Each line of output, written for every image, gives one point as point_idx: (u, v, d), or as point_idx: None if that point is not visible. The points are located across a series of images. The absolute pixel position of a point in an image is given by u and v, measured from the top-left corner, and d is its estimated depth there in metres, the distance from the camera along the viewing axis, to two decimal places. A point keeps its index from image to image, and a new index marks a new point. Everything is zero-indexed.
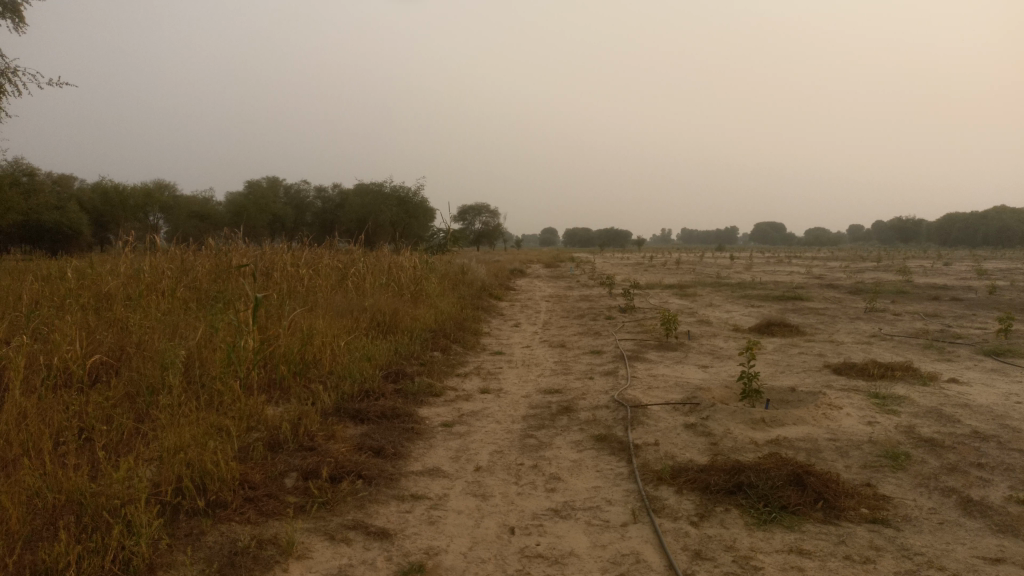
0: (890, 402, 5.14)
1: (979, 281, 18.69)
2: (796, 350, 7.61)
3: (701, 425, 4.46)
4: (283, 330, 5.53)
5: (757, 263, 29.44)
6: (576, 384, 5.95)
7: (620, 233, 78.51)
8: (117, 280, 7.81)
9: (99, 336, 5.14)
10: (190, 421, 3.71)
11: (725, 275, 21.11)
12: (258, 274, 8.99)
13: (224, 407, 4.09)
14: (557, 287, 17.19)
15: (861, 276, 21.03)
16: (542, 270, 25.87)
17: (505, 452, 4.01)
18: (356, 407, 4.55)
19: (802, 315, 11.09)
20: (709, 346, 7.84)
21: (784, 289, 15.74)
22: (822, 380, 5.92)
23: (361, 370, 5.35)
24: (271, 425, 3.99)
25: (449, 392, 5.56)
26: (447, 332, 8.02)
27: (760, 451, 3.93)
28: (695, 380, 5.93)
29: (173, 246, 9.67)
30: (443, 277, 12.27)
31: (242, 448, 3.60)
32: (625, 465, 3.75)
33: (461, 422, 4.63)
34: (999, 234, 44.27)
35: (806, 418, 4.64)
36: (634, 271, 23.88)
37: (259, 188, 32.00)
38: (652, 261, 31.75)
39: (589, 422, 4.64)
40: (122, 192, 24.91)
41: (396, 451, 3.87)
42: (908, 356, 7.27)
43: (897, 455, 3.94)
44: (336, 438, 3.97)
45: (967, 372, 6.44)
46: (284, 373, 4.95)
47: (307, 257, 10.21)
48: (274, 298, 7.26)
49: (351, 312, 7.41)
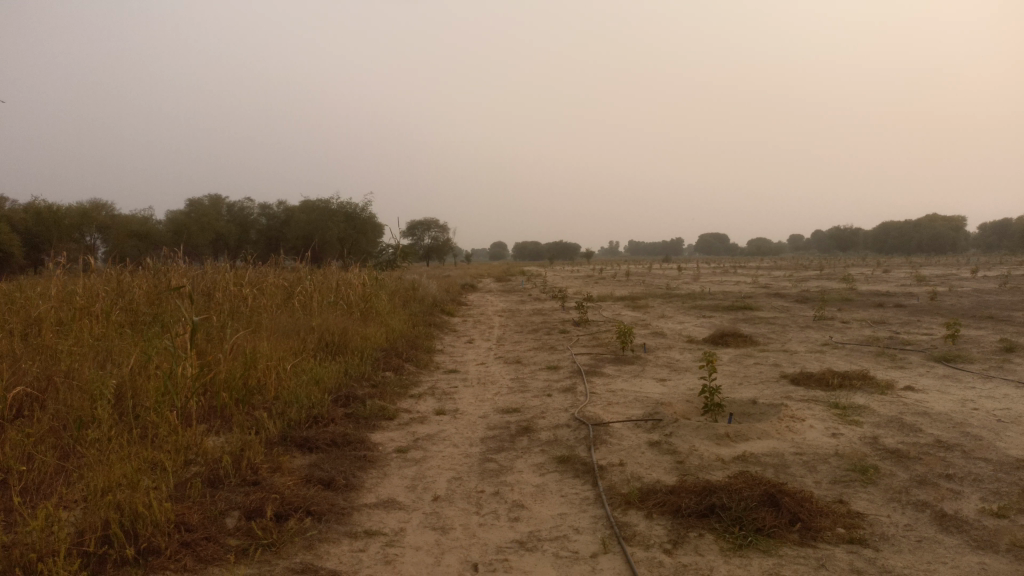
0: (851, 413, 5.08)
1: (918, 287, 19.14)
2: (752, 360, 7.58)
3: (666, 443, 4.32)
4: (224, 355, 5.23)
5: (704, 274, 29.73)
6: (534, 402, 5.76)
7: (568, 246, 78.93)
8: (47, 304, 7.37)
9: (23, 365, 4.78)
10: (120, 457, 3.42)
11: (672, 286, 21.29)
12: (199, 296, 8.61)
13: (158, 440, 3.79)
14: (510, 301, 17.05)
15: (806, 284, 21.44)
16: (493, 284, 25.71)
17: (464, 479, 3.80)
18: (304, 435, 4.29)
19: (753, 325, 11.12)
20: (665, 359, 7.75)
21: (734, 299, 15.86)
22: (782, 391, 5.86)
23: (309, 395, 5.08)
24: (211, 458, 3.71)
25: (403, 414, 5.31)
26: (399, 351, 7.77)
27: (728, 468, 3.80)
28: (654, 395, 5.81)
29: (108, 267, 9.21)
30: (393, 293, 12.00)
31: (178, 486, 3.33)
32: (590, 489, 3.58)
33: (416, 447, 4.40)
34: (932, 242, 45.82)
35: (770, 432, 4.55)
36: (585, 284, 23.93)
37: (201, 205, 31.18)
38: (601, 273, 31.87)
39: (550, 443, 4.46)
40: (56, 213, 23.95)
41: (348, 483, 3.62)
42: (862, 364, 7.28)
43: (866, 468, 3.85)
44: (283, 469, 3.72)
45: (921, 379, 6.46)
46: (225, 401, 4.66)
47: (251, 276, 9.84)
48: (216, 321, 6.92)
49: (298, 333, 7.10)
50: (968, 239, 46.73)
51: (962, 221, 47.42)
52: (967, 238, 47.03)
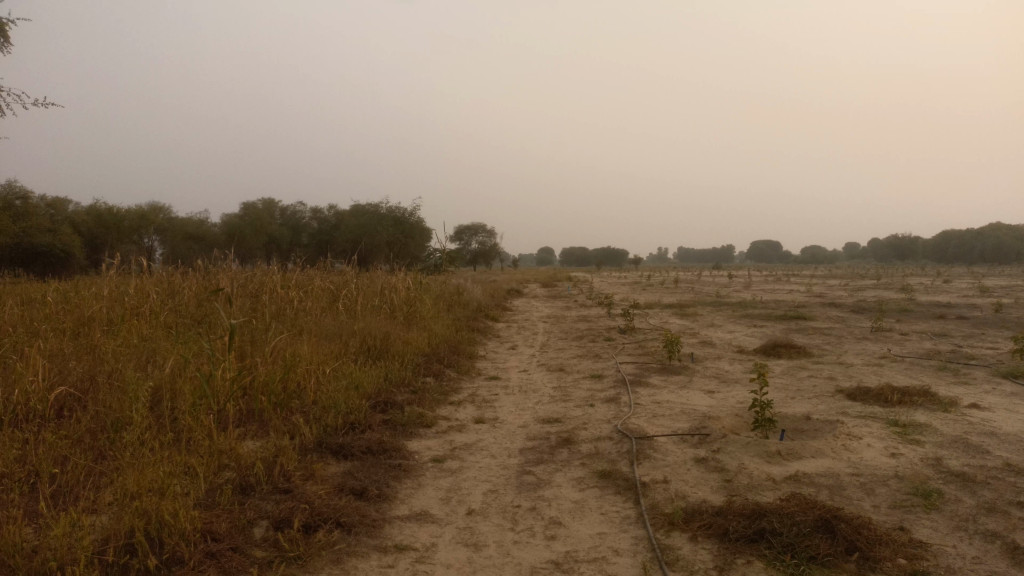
0: (912, 432, 4.79)
1: (982, 299, 18.34)
2: (805, 373, 7.29)
3: (713, 459, 4.12)
4: (264, 358, 5.22)
5: (755, 282, 29.10)
6: (576, 412, 5.60)
7: (617, 252, 78.36)
8: (99, 304, 7.49)
9: (69, 364, 4.83)
10: (153, 462, 3.39)
11: (722, 294, 20.88)
12: (247, 298, 8.68)
13: (193, 445, 3.76)
14: (555, 307, 16.89)
15: (862, 293, 20.80)
16: (539, 289, 25.57)
17: (500, 492, 3.67)
18: (339, 442, 4.21)
19: (807, 336, 10.75)
20: (714, 370, 7.51)
21: (786, 308, 15.42)
22: (837, 406, 5.59)
23: (347, 400, 5.02)
24: (244, 463, 3.66)
25: (441, 422, 5.21)
26: (441, 356, 7.68)
27: (779, 489, 3.60)
28: (701, 407, 5.60)
29: (160, 268, 9.35)
30: (438, 298, 11.95)
31: (208, 492, 3.27)
32: (632, 507, 3.41)
33: (453, 457, 4.29)
34: (995, 251, 44.18)
35: (824, 451, 4.31)
36: (632, 291, 23.62)
37: (254, 209, 31.75)
38: (649, 280, 31.46)
39: (591, 456, 4.31)
40: (116, 215, 24.62)
41: (381, 493, 3.52)
42: (923, 379, 6.93)
43: (929, 493, 3.60)
44: (316, 477, 3.64)
45: (987, 397, 6.10)
46: (264, 405, 4.62)
47: (298, 279, 9.90)
48: (260, 325, 6.94)
49: (340, 337, 7.08)
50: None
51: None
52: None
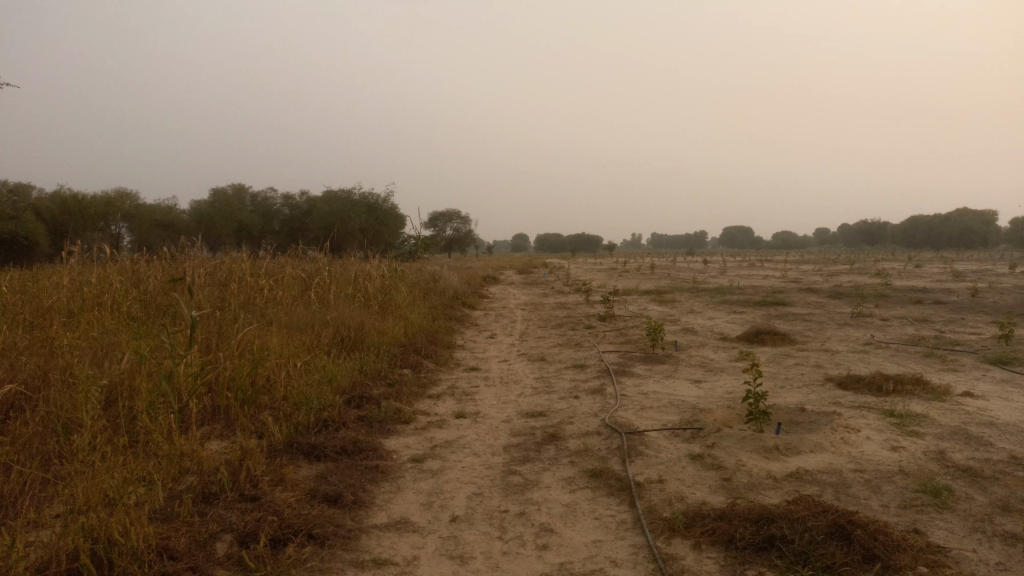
0: (910, 423, 4.62)
1: (955, 284, 18.36)
2: (792, 361, 7.12)
3: (709, 456, 3.91)
4: (230, 351, 4.92)
5: (730, 268, 29.12)
6: (561, 405, 5.36)
7: (591, 238, 78.37)
8: (59, 295, 7.11)
9: (20, 359, 4.51)
10: (106, 470, 3.10)
11: (700, 280, 20.81)
12: (215, 287, 8.33)
13: (151, 450, 3.46)
14: (534, 295, 16.65)
15: (836, 278, 20.88)
16: (515, 276, 25.36)
17: (485, 496, 3.42)
18: (311, 442, 3.92)
19: (789, 322, 10.62)
20: (699, 358, 7.31)
21: (765, 294, 15.31)
22: (829, 396, 5.41)
23: (320, 395, 4.73)
24: (207, 468, 3.37)
25: (420, 417, 4.94)
26: (418, 346, 7.41)
27: (782, 489, 3.39)
28: (691, 399, 5.38)
29: (123, 255, 8.95)
30: (413, 285, 11.65)
31: (164, 502, 2.99)
32: (628, 511, 3.19)
33: (433, 457, 4.03)
34: (962, 236, 44.81)
35: (824, 445, 4.12)
36: (609, 277, 23.48)
37: (224, 196, 31.11)
38: (626, 266, 31.35)
39: (580, 453, 4.07)
40: (82, 202, 23.88)
41: (357, 500, 3.26)
42: (913, 367, 6.78)
43: (938, 489, 3.41)
44: (287, 481, 3.36)
45: (978, 384, 5.97)
46: (230, 402, 4.33)
47: (269, 267, 9.55)
48: (228, 316, 6.62)
49: (312, 327, 6.77)
50: (1001, 235, 45.50)
51: (994, 214, 46.17)
52: (1000, 233, 45.80)
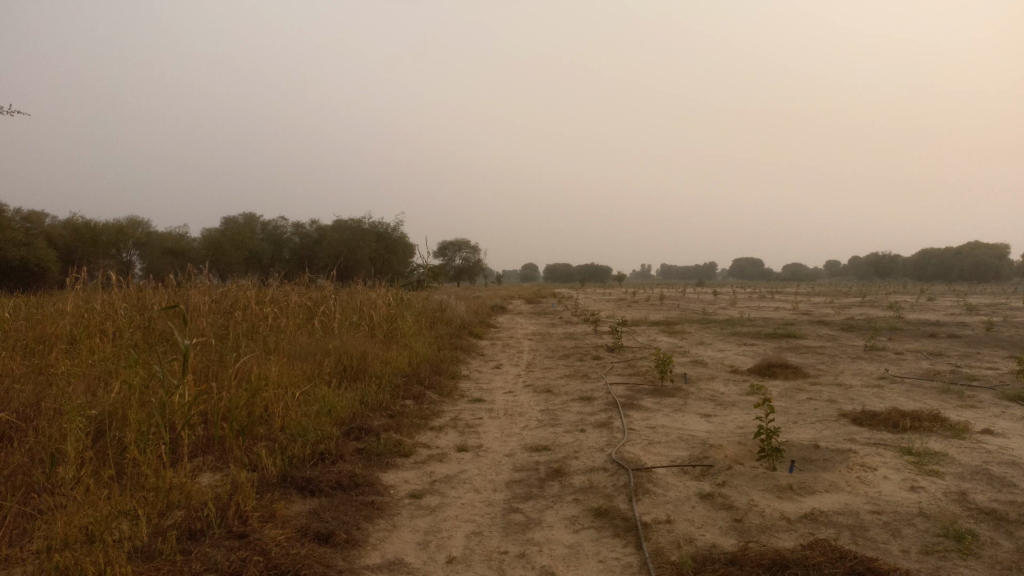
0: (929, 462, 4.44)
1: (969, 317, 18.06)
2: (805, 395, 6.94)
3: (720, 495, 3.75)
4: (227, 381, 4.80)
5: (740, 299, 28.92)
6: (566, 439, 5.21)
7: (600, 269, 78.29)
8: (61, 323, 7.02)
9: (13, 387, 4.41)
10: (87, 504, 2.98)
11: (710, 311, 20.61)
12: (219, 315, 8.24)
13: (138, 484, 3.34)
14: (542, 325, 16.51)
15: (849, 311, 20.65)
16: (523, 306, 25.27)
17: (485, 535, 3.27)
18: (306, 476, 3.79)
19: (801, 355, 10.42)
20: (708, 391, 7.13)
21: (776, 326, 15.09)
22: (844, 432, 5.23)
23: (318, 426, 4.60)
24: (195, 502, 3.24)
25: (421, 451, 4.80)
26: (422, 376, 7.28)
27: (796, 531, 3.23)
28: (700, 433, 5.22)
29: (128, 282, 8.88)
30: (419, 314, 11.54)
31: (147, 538, 2.85)
32: (633, 553, 3.03)
33: (432, 492, 3.88)
34: (974, 269, 44.45)
35: (839, 484, 3.96)
36: (618, 308, 23.33)
37: (235, 224, 31.24)
38: (635, 296, 31.19)
39: (585, 490, 3.91)
40: (94, 229, 24.02)
41: (350, 538, 3.11)
42: (929, 402, 6.58)
43: (962, 534, 3.23)
44: (277, 518, 3.22)
45: (999, 422, 5.76)
46: (225, 433, 4.21)
47: (274, 295, 9.46)
48: (229, 344, 6.52)
49: (314, 356, 6.65)
50: (1013, 268, 45.12)
51: (1006, 247, 45.79)
52: (1012, 266, 45.41)
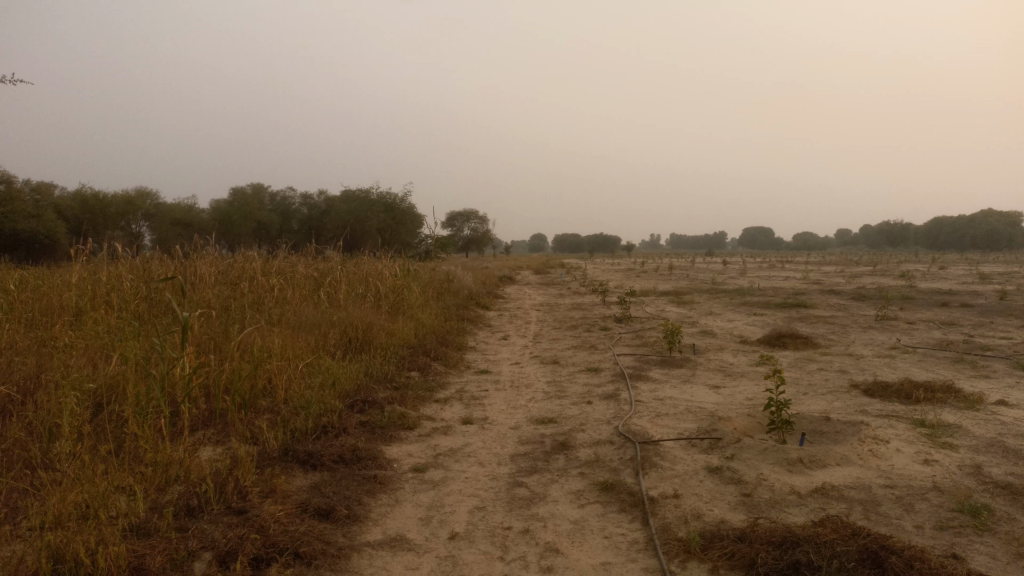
0: (942, 434, 4.35)
1: (982, 286, 17.89)
2: (815, 366, 6.84)
3: (729, 469, 3.67)
4: (229, 353, 4.74)
5: (750, 269, 28.73)
6: (572, 411, 5.14)
7: (609, 239, 77.99)
8: (67, 295, 6.98)
9: (14, 360, 4.37)
10: (82, 480, 2.93)
11: (719, 281, 20.48)
12: (225, 286, 8.18)
13: (137, 458, 3.29)
14: (550, 295, 16.43)
15: (859, 280, 20.48)
16: (531, 276, 25.22)
17: (488, 510, 3.21)
18: (308, 450, 3.73)
19: (811, 325, 10.31)
20: (717, 362, 7.05)
21: (786, 296, 14.97)
22: (855, 404, 5.14)
23: (322, 399, 4.54)
24: (194, 477, 3.19)
25: (425, 423, 4.74)
26: (428, 348, 7.22)
27: (807, 507, 3.15)
28: (709, 405, 5.14)
29: (134, 253, 8.82)
30: (427, 285, 11.47)
31: (144, 514, 2.81)
32: (640, 529, 2.97)
33: (436, 466, 3.82)
34: (986, 238, 44.03)
35: (851, 457, 3.88)
36: (626, 278, 23.17)
37: (243, 195, 31.18)
38: (643, 266, 31.05)
39: (591, 464, 3.85)
40: (102, 200, 24.00)
41: (351, 514, 3.06)
42: (942, 373, 6.48)
43: (977, 509, 3.15)
44: (277, 493, 3.17)
45: (1014, 392, 5.66)
46: (227, 406, 4.15)
47: (280, 266, 9.40)
48: (234, 316, 6.46)
49: (320, 327, 6.59)
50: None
51: (1019, 215, 45.26)
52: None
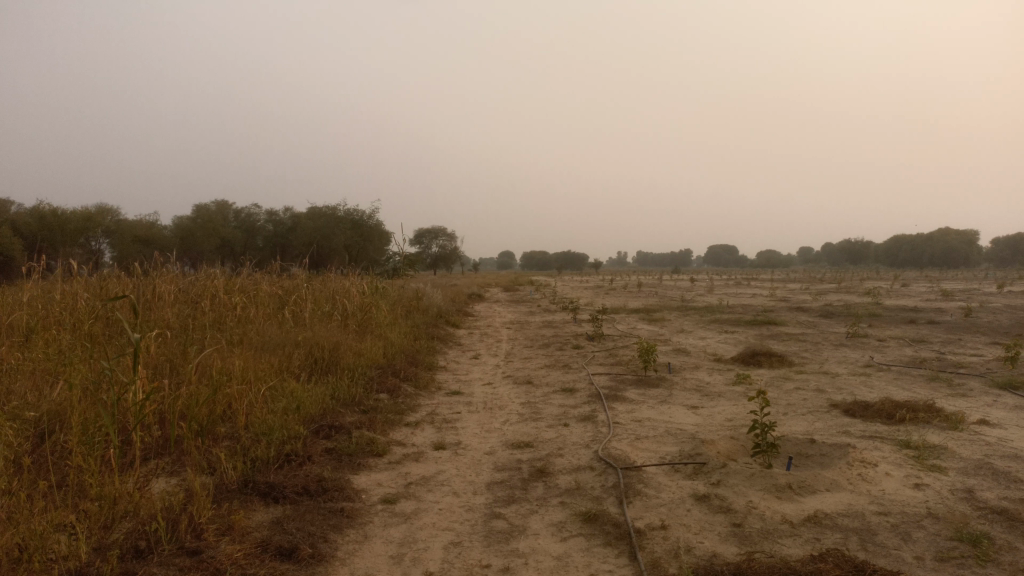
0: (929, 456, 4.23)
1: (945, 303, 18.09)
2: (792, 385, 6.73)
3: (715, 496, 3.51)
4: (186, 376, 4.46)
5: (716, 285, 28.87)
6: (549, 434, 4.94)
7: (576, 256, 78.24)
8: (17, 314, 6.61)
9: None
10: (16, 520, 2.65)
11: (688, 298, 20.48)
12: (185, 304, 7.86)
13: (81, 494, 3.01)
14: (519, 313, 16.24)
15: (826, 297, 20.65)
16: (500, 293, 25.06)
17: (465, 546, 2.99)
18: (270, 482, 3.48)
19: (784, 343, 10.25)
20: (694, 382, 6.91)
21: (755, 313, 14.95)
22: (838, 425, 5.01)
23: (286, 425, 4.29)
24: (144, 512, 2.93)
25: (395, 449, 4.51)
26: (397, 368, 6.97)
27: (800, 537, 2.99)
28: (689, 427, 4.98)
29: (89, 271, 8.43)
30: (395, 303, 11.22)
31: (86, 557, 2.54)
32: (628, 564, 2.78)
33: (408, 497, 3.59)
34: (944, 255, 44.91)
35: (840, 482, 3.73)
36: (595, 295, 23.09)
37: (207, 212, 30.59)
38: (611, 283, 31.03)
39: (572, 492, 3.64)
40: (61, 217, 23.31)
41: (317, 553, 2.82)
42: (920, 392, 6.40)
43: (977, 538, 3.01)
44: (235, 531, 2.92)
45: (994, 411, 5.58)
46: (183, 434, 3.87)
47: (244, 283, 9.09)
48: (193, 336, 6.16)
49: (284, 348, 6.32)
50: (982, 254, 45.62)
51: (976, 234, 46.27)
52: (982, 252, 45.90)
